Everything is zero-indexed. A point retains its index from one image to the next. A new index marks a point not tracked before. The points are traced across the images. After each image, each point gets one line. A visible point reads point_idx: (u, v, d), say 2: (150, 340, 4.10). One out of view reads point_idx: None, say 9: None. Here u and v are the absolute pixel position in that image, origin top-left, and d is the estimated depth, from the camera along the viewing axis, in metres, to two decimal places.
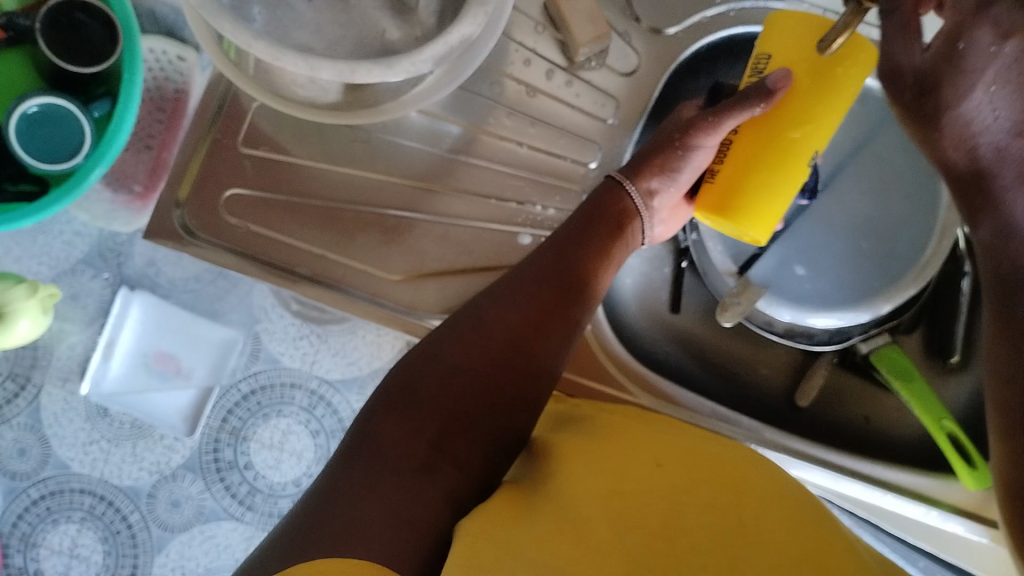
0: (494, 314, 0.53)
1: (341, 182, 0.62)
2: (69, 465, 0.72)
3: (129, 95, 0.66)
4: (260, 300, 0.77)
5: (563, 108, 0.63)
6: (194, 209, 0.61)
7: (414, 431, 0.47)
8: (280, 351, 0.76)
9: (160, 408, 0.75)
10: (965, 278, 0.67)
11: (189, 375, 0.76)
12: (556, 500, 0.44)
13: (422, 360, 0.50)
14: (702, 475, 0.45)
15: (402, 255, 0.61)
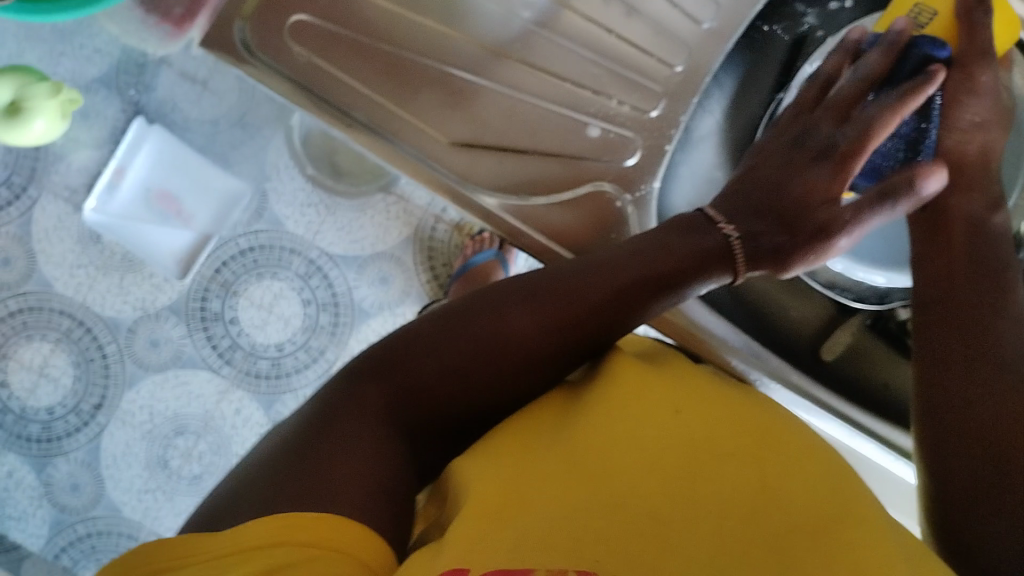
0: (520, 319, 0.47)
1: (415, 32, 0.58)
2: (53, 283, 0.91)
3: None
4: (273, 157, 0.93)
5: (661, 1, 0.59)
6: (257, 28, 0.57)
7: (383, 420, 0.44)
8: (285, 213, 0.93)
9: (157, 243, 0.92)
10: None
11: (188, 219, 0.92)
12: (562, 452, 0.39)
13: (416, 342, 0.47)
14: (717, 432, 0.40)
15: (463, 121, 0.59)
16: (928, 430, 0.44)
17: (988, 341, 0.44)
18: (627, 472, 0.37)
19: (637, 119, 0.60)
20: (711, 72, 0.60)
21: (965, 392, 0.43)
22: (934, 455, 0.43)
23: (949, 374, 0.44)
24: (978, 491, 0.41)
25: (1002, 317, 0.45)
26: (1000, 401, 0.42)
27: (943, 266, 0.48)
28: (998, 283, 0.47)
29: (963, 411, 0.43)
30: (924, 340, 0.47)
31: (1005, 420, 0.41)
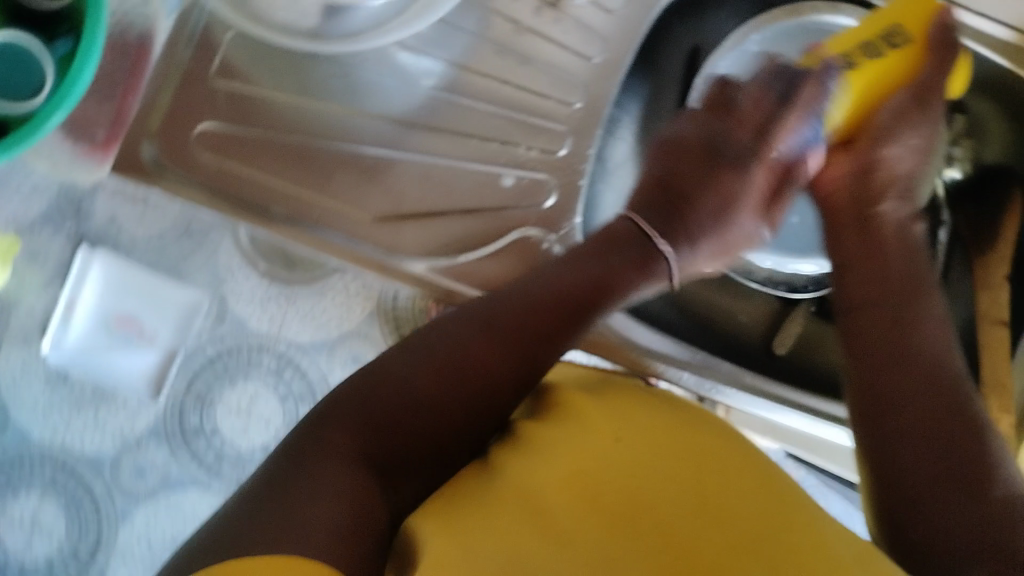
0: (474, 354, 0.50)
1: (319, 120, 0.60)
2: (28, 432, 0.85)
3: (94, 34, 0.61)
4: (224, 260, 0.87)
5: (550, 46, 0.62)
6: (163, 143, 0.58)
7: (363, 450, 0.45)
8: (248, 312, 0.87)
9: (125, 370, 0.86)
10: (942, 228, 0.70)
11: (152, 337, 0.87)
12: (513, 489, 0.42)
13: (388, 373, 0.48)
14: (662, 458, 0.43)
15: (382, 196, 0.60)
16: (861, 411, 0.49)
17: (912, 344, 0.50)
18: (603, 477, 0.41)
19: (547, 160, 0.63)
20: (609, 102, 0.63)
21: (903, 382, 0.48)
22: (872, 433, 0.47)
23: (885, 367, 0.49)
24: (917, 461, 0.44)
25: (924, 325, 0.51)
26: (937, 391, 0.47)
27: (869, 278, 0.54)
28: (914, 296, 0.53)
29: (903, 400, 0.47)
30: (852, 342, 0.52)
31: (943, 407, 0.46)
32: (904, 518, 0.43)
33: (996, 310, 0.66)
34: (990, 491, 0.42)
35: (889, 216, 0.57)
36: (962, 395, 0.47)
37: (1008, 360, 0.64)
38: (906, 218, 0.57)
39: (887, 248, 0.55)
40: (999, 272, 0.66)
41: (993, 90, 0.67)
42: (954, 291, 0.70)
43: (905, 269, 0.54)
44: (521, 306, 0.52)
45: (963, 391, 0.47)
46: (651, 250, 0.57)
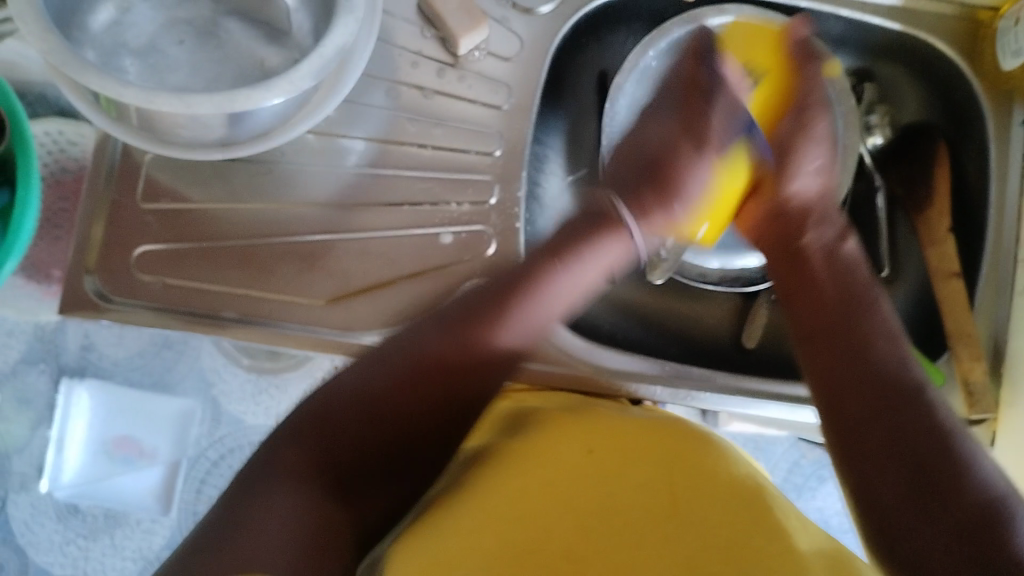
0: (396, 402, 0.49)
1: (250, 220, 0.61)
2: (50, 569, 0.81)
3: (29, 183, 0.64)
4: (208, 362, 0.85)
5: (459, 102, 0.64)
6: (103, 274, 0.59)
7: (320, 463, 0.47)
8: (241, 410, 0.84)
9: (130, 491, 0.83)
10: (879, 193, 0.70)
11: (153, 454, 0.84)
12: (479, 509, 0.46)
13: (334, 393, 0.49)
14: (625, 465, 0.47)
15: (325, 279, 0.60)
16: (835, 446, 0.47)
17: (869, 377, 0.47)
18: (551, 538, 0.43)
19: (480, 212, 0.63)
20: (528, 143, 0.64)
21: (871, 418, 0.45)
22: (856, 483, 0.44)
23: (854, 404, 0.46)
24: (899, 493, 0.42)
25: (878, 340, 0.49)
26: (907, 419, 0.45)
27: (812, 305, 0.52)
28: (863, 306, 0.51)
29: (875, 435, 0.45)
30: (806, 362, 0.51)
31: (916, 441, 0.43)
32: (899, 550, 0.42)
33: (946, 263, 0.66)
34: (967, 497, 0.41)
35: (816, 241, 0.55)
36: (929, 418, 0.44)
37: (968, 309, 0.64)
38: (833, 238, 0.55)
39: (816, 267, 0.54)
40: (942, 225, 0.67)
41: (891, 53, 0.71)
42: (906, 254, 0.70)
43: (847, 283, 0.52)
44: (465, 316, 0.51)
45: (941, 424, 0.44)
46: (609, 218, 0.54)
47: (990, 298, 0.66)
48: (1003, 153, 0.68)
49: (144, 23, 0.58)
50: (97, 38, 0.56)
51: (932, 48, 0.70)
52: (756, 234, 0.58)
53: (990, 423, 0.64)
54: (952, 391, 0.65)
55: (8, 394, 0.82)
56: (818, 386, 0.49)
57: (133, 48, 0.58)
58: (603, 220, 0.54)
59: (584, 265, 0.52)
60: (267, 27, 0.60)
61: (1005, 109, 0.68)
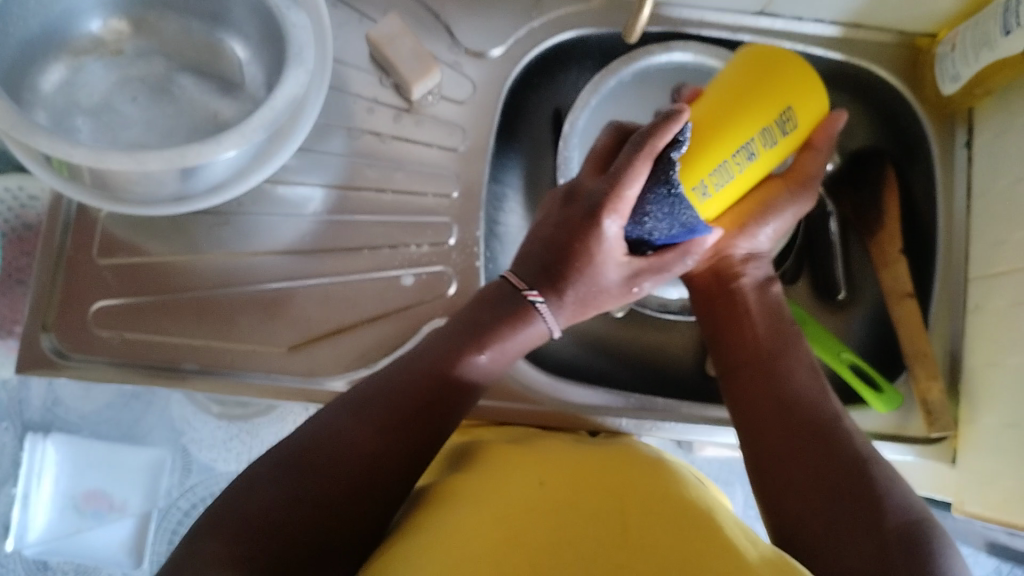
0: (338, 471, 0.46)
1: (209, 271, 0.61)
2: None
3: None
4: (178, 410, 0.82)
5: (415, 146, 0.65)
6: (61, 331, 0.59)
7: (278, 511, 0.43)
8: (212, 458, 0.82)
9: (100, 545, 0.82)
10: (831, 219, 0.72)
11: (123, 506, 0.82)
12: (449, 530, 0.45)
13: (289, 454, 0.46)
14: (574, 491, 0.47)
15: (287, 326, 0.60)
16: (758, 476, 0.50)
17: (794, 405, 0.51)
18: (507, 527, 0.44)
19: (439, 253, 0.63)
20: (485, 183, 0.65)
21: (790, 439, 0.50)
22: (779, 510, 0.48)
23: (773, 425, 0.51)
24: (820, 510, 0.46)
25: (798, 375, 0.53)
26: (822, 448, 0.48)
27: (739, 346, 0.57)
28: (791, 347, 0.55)
29: (794, 455, 0.49)
30: (735, 394, 0.55)
31: (833, 463, 0.47)
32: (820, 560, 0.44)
33: (899, 285, 0.67)
34: (885, 520, 0.44)
35: (749, 280, 0.59)
36: (847, 445, 0.48)
37: (922, 330, 0.66)
38: (765, 278, 0.59)
39: (752, 311, 0.58)
40: (893, 248, 0.68)
41: (839, 82, 0.72)
42: (861, 280, 0.71)
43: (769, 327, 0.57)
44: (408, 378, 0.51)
45: (858, 454, 0.48)
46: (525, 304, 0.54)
47: (943, 318, 0.68)
48: (949, 177, 0.69)
49: (96, 81, 0.59)
50: (48, 99, 0.57)
51: (872, 74, 0.72)
52: (696, 279, 0.61)
53: (950, 441, 0.65)
54: (912, 411, 0.66)
55: None
56: (743, 415, 0.53)
57: (84, 106, 0.58)
58: (518, 304, 0.54)
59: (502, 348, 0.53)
60: (219, 80, 0.61)
61: (948, 135, 0.70)
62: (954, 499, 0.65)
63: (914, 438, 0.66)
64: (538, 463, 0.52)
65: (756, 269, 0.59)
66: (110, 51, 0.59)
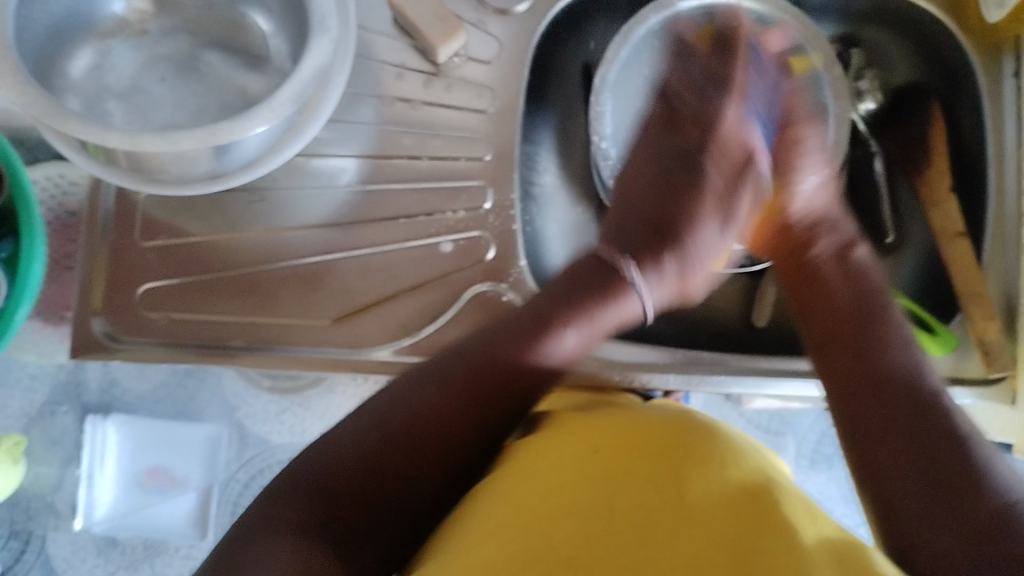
0: (448, 407, 0.50)
1: (248, 248, 0.61)
2: None
3: (33, 227, 0.65)
4: (231, 386, 0.85)
5: (444, 110, 0.64)
6: (110, 315, 0.60)
7: (325, 506, 0.46)
8: (266, 430, 0.84)
9: (165, 519, 0.83)
10: (876, 159, 0.69)
11: (185, 481, 0.84)
12: (506, 508, 0.46)
13: (341, 441, 0.48)
14: (645, 457, 0.48)
15: (328, 299, 0.61)
16: (847, 434, 0.49)
17: (881, 374, 0.50)
18: (582, 524, 0.43)
19: (475, 218, 0.63)
20: (516, 145, 0.64)
21: (888, 410, 0.48)
22: (867, 477, 0.47)
23: (864, 395, 0.49)
24: (914, 487, 0.44)
25: (890, 343, 0.52)
26: (922, 414, 0.47)
27: (823, 304, 0.56)
28: (879, 312, 0.54)
29: (888, 428, 0.47)
30: (819, 355, 0.54)
31: (931, 430, 0.46)
32: (915, 540, 0.43)
33: (949, 224, 0.65)
34: (985, 491, 0.42)
35: (824, 250, 0.58)
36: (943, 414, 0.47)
37: (976, 267, 0.64)
38: (841, 245, 0.59)
39: (829, 273, 0.57)
40: (942, 186, 0.66)
41: (875, 16, 0.70)
42: (910, 219, 0.70)
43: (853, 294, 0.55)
44: (469, 369, 0.51)
45: (956, 425, 0.46)
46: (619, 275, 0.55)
47: (997, 254, 0.66)
48: (997, 106, 0.67)
49: (124, 62, 0.59)
50: (78, 85, 0.57)
51: (916, 8, 0.69)
52: (767, 243, 0.61)
53: (1009, 381, 0.63)
54: (970, 352, 0.64)
55: (37, 435, 0.82)
56: (831, 367, 0.53)
57: (115, 89, 0.58)
58: (615, 281, 0.54)
59: (593, 321, 0.53)
60: (245, 54, 0.60)
61: (995, 65, 0.67)
62: (1017, 440, 0.63)
63: (972, 381, 0.63)
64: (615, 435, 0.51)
65: (832, 237, 0.59)
66: (135, 32, 0.60)
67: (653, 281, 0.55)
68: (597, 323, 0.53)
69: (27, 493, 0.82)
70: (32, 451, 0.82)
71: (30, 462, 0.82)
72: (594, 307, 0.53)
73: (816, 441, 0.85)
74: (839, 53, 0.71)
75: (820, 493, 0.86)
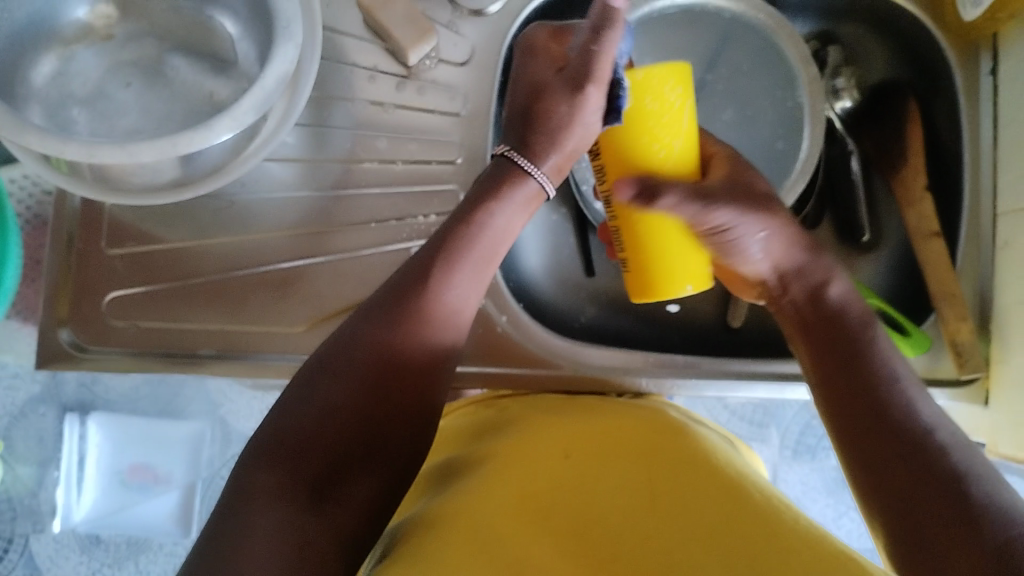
0: (391, 332, 0.48)
1: (218, 254, 0.60)
2: None
3: (5, 228, 0.64)
4: (214, 385, 0.84)
5: (416, 113, 0.63)
6: (79, 324, 0.59)
7: (293, 472, 0.43)
8: (249, 426, 0.84)
9: (149, 517, 0.83)
10: (852, 157, 0.69)
11: (168, 479, 0.84)
12: (469, 511, 0.46)
13: (298, 394, 0.46)
14: (603, 450, 0.49)
15: (300, 305, 0.60)
16: (862, 504, 0.46)
17: (880, 428, 0.47)
18: (554, 522, 0.44)
19: None
20: (490, 147, 0.63)
21: (887, 461, 0.45)
22: (897, 555, 0.43)
23: (866, 443, 0.47)
24: (889, 489, 0.44)
25: (880, 383, 0.49)
26: (923, 456, 0.44)
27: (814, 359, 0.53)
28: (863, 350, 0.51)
29: (893, 478, 0.44)
30: (825, 415, 0.51)
31: (932, 473, 0.43)
32: None
33: (925, 224, 0.65)
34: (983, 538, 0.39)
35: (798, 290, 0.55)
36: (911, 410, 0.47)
37: (951, 267, 0.63)
38: (816, 283, 0.55)
39: (812, 321, 0.54)
40: (918, 185, 0.66)
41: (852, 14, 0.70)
42: (886, 218, 0.70)
43: (834, 337, 0.53)
44: (401, 294, 0.49)
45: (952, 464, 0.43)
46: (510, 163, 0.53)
47: (972, 254, 0.65)
48: (973, 107, 0.66)
49: (88, 68, 0.58)
50: (41, 92, 0.56)
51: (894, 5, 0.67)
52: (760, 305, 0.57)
53: (983, 382, 0.63)
54: (943, 352, 0.64)
55: (18, 437, 0.81)
56: (834, 430, 0.50)
57: (78, 96, 0.57)
58: (508, 171, 0.53)
59: (495, 220, 0.52)
60: (213, 59, 0.59)
61: (972, 61, 0.66)
62: (988, 440, 0.63)
63: (944, 381, 0.64)
64: (592, 437, 0.51)
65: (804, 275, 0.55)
66: (100, 37, 0.59)
67: (548, 159, 0.53)
68: (496, 220, 0.52)
69: (10, 494, 0.81)
70: (13, 449, 0.81)
71: (11, 461, 0.81)
72: (495, 201, 0.52)
73: (798, 434, 0.86)
74: (817, 51, 0.71)
75: (803, 487, 0.86)
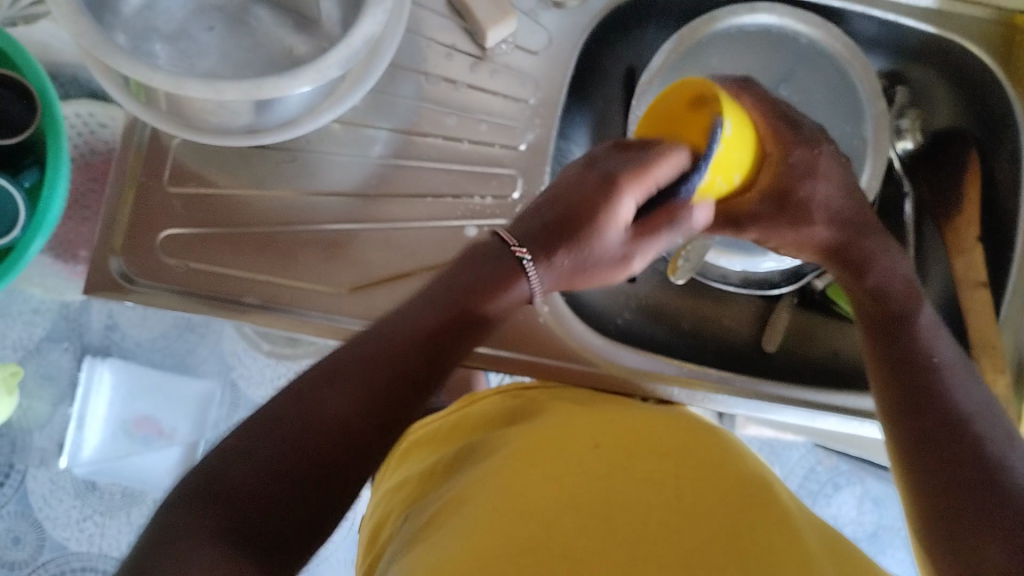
0: (349, 396, 0.44)
1: (272, 206, 0.61)
2: (66, 544, 0.85)
3: (58, 160, 0.65)
4: (229, 346, 0.89)
5: (486, 95, 0.64)
6: (130, 256, 0.60)
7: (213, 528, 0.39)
8: (259, 395, 0.89)
9: (149, 468, 0.88)
10: (907, 200, 0.69)
11: (172, 435, 0.89)
12: (491, 501, 0.46)
13: (253, 438, 0.42)
14: (630, 455, 0.48)
15: (347, 269, 0.61)
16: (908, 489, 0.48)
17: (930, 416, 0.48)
18: (566, 511, 0.44)
19: (503, 205, 0.62)
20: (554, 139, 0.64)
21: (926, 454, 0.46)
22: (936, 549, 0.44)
23: (908, 429, 0.48)
24: (931, 490, 0.45)
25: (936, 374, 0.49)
26: (956, 451, 0.45)
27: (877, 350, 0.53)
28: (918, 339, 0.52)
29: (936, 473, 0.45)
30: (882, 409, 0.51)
31: (962, 467, 0.44)
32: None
33: (973, 272, 0.65)
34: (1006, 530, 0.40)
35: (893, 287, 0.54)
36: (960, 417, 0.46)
37: (994, 319, 0.63)
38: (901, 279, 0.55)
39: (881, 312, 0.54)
40: (970, 234, 0.66)
41: (924, 55, 0.70)
42: (934, 263, 0.69)
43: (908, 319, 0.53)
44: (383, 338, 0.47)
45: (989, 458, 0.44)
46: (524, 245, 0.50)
47: (1016, 309, 0.65)
48: None
49: (174, 7, 0.58)
50: (127, 22, 0.56)
51: (965, 51, 0.69)
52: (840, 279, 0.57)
53: None
54: None
55: (32, 370, 0.85)
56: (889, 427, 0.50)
57: (163, 32, 0.58)
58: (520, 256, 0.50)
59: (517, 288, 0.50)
60: (297, 16, 0.60)
61: None
62: None
63: None
64: (614, 442, 0.50)
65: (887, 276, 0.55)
66: None
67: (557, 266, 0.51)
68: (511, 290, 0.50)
69: (17, 427, 0.85)
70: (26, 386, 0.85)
71: (24, 398, 0.85)
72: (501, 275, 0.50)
73: None
74: (885, 89, 0.71)
75: None
